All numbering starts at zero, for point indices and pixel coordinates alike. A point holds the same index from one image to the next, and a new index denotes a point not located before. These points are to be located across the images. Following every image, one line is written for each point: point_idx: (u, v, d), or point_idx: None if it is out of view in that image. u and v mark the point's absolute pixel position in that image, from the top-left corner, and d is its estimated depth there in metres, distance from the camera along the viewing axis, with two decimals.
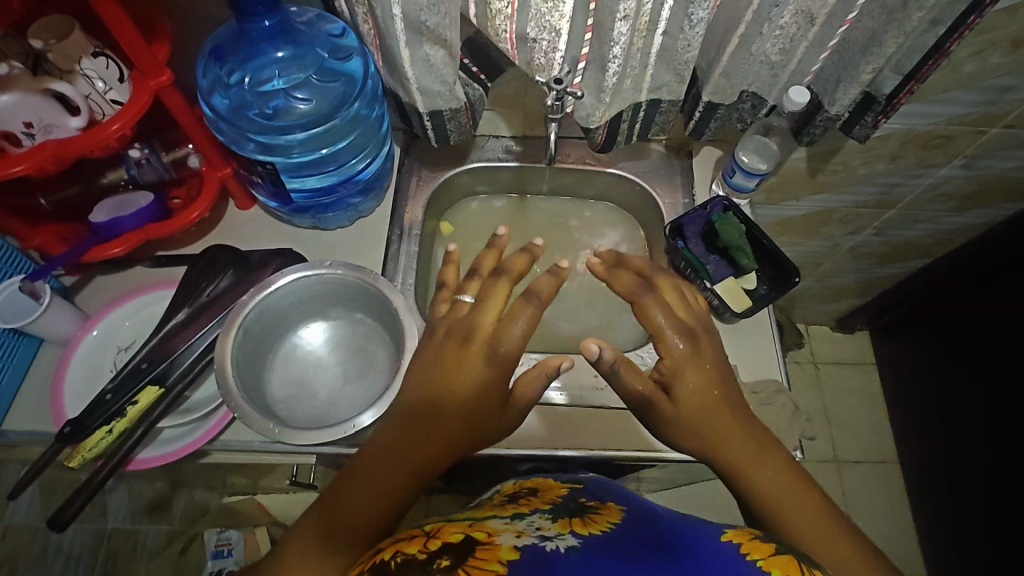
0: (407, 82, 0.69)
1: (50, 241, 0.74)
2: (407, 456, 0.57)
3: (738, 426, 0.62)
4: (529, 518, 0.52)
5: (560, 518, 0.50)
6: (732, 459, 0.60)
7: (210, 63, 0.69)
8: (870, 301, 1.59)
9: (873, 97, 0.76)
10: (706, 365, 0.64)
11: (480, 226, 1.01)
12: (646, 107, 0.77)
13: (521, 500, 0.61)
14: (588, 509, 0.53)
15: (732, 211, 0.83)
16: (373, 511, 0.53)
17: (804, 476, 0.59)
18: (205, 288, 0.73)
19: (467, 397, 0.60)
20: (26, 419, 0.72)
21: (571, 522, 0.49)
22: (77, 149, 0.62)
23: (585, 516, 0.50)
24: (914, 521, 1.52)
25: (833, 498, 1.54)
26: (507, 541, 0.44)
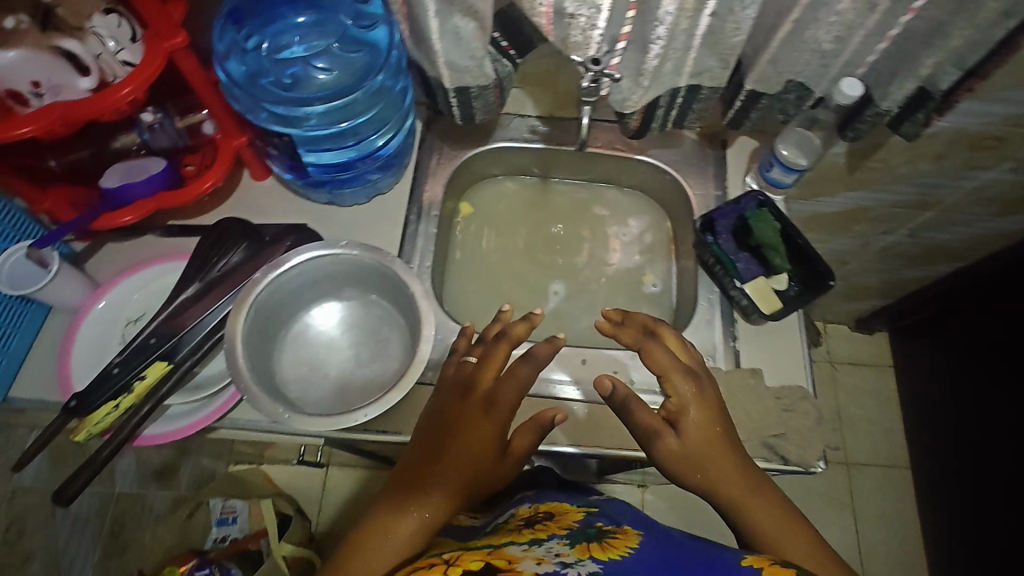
0: (433, 55, 0.65)
1: (60, 206, 0.72)
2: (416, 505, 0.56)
3: (738, 462, 0.61)
4: (549, 542, 0.54)
5: (576, 543, 0.54)
6: (731, 493, 0.59)
7: (228, 27, 0.65)
8: (895, 302, 1.54)
9: (929, 92, 0.71)
10: (710, 411, 0.62)
11: (501, 208, 0.98)
12: (684, 93, 0.73)
13: (538, 525, 0.60)
14: (605, 533, 0.56)
15: (766, 208, 0.79)
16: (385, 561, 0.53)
17: (808, 524, 0.57)
18: (218, 261, 0.71)
19: (465, 443, 0.58)
20: (34, 387, 0.71)
21: (588, 546, 0.53)
22: (87, 112, 0.59)
23: (602, 540, 0.54)
24: (921, 527, 1.50)
25: (840, 498, 1.52)
26: (527, 568, 0.47)
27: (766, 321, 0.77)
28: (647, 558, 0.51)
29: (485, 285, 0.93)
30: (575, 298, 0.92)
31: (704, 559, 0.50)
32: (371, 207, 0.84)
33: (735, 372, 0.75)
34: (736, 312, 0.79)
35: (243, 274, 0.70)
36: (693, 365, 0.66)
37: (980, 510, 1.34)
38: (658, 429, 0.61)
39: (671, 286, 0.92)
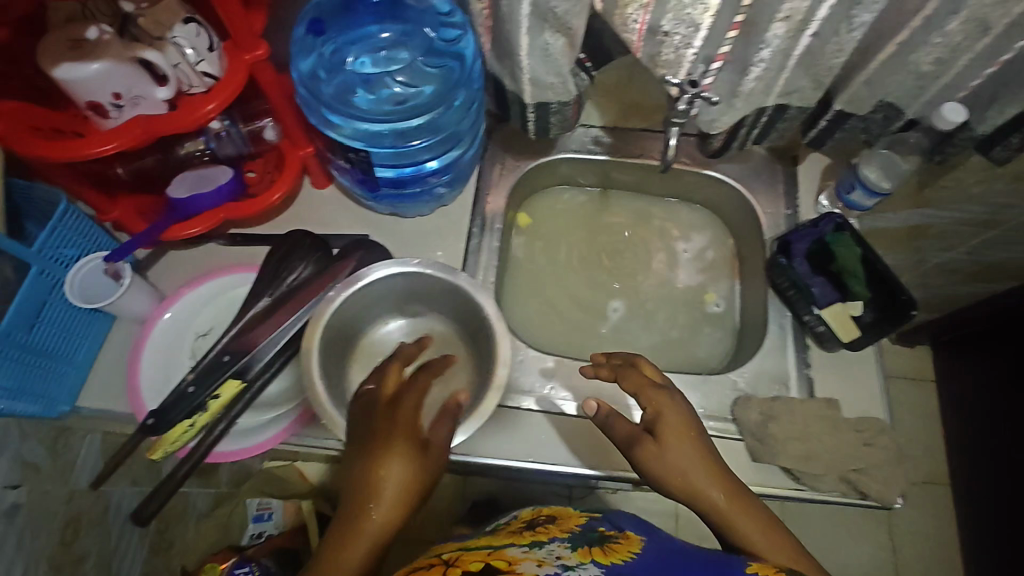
0: (519, 71, 0.62)
1: (128, 216, 0.71)
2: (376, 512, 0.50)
3: (716, 471, 0.57)
4: (550, 545, 0.52)
5: (579, 546, 0.52)
6: (711, 499, 0.55)
7: (309, 38, 0.63)
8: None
9: None
10: (682, 421, 0.59)
11: (560, 219, 0.96)
12: (770, 112, 0.69)
13: (538, 528, 0.57)
14: (608, 538, 0.54)
15: (846, 232, 0.76)
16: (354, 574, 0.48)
17: (785, 526, 0.55)
18: (287, 277, 0.69)
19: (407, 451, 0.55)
20: (102, 395, 0.72)
21: (589, 549, 0.51)
22: (169, 125, 0.59)
23: (603, 545, 0.52)
24: None
25: None
26: (529, 571, 0.46)
27: (842, 349, 0.74)
28: (651, 561, 0.50)
29: (541, 298, 0.91)
30: (635, 314, 0.90)
31: (705, 564, 0.48)
32: (433, 218, 0.81)
33: (810, 402, 0.72)
34: (809, 338, 0.77)
35: (313, 289, 0.68)
36: (671, 389, 0.64)
37: None
38: (637, 436, 0.59)
39: (735, 304, 0.90)
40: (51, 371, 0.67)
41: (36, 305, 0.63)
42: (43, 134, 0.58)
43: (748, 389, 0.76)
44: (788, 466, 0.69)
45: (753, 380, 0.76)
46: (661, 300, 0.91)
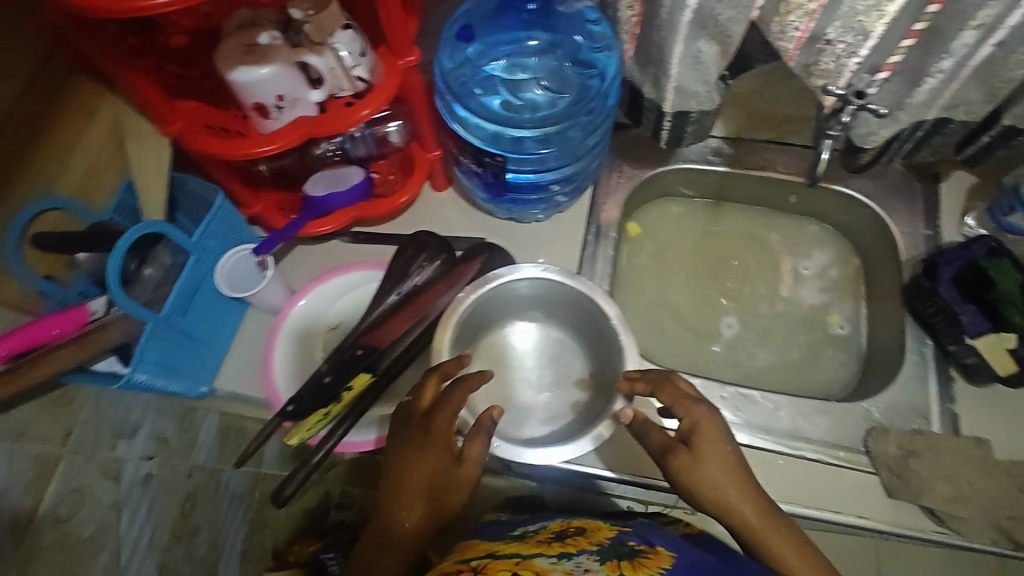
0: (665, 79, 0.61)
1: (268, 210, 0.75)
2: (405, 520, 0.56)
3: (752, 492, 0.52)
4: (578, 558, 0.52)
5: (608, 560, 0.52)
6: (744, 517, 0.51)
7: (457, 43, 0.65)
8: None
9: None
10: (716, 434, 0.53)
11: (675, 229, 0.92)
12: (928, 126, 0.65)
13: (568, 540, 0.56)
14: (638, 553, 0.53)
15: (1003, 257, 0.70)
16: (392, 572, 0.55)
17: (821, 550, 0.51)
18: (415, 275, 0.71)
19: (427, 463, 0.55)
20: (233, 379, 0.75)
21: (618, 564, 0.51)
22: (326, 129, 0.63)
23: (634, 559, 0.52)
24: None
25: None
26: None
27: (997, 383, 0.70)
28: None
29: (648, 310, 0.88)
30: (750, 333, 0.86)
31: None
32: (548, 224, 0.81)
33: (958, 440, 0.67)
34: (954, 370, 0.72)
35: (439, 290, 0.70)
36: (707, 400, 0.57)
37: None
38: (672, 446, 0.54)
39: (860, 329, 0.84)
40: (196, 356, 0.71)
41: (191, 293, 0.67)
42: (212, 133, 0.62)
43: (883, 420, 0.71)
44: (932, 506, 0.64)
45: (890, 413, 0.71)
46: (778, 320, 0.86)
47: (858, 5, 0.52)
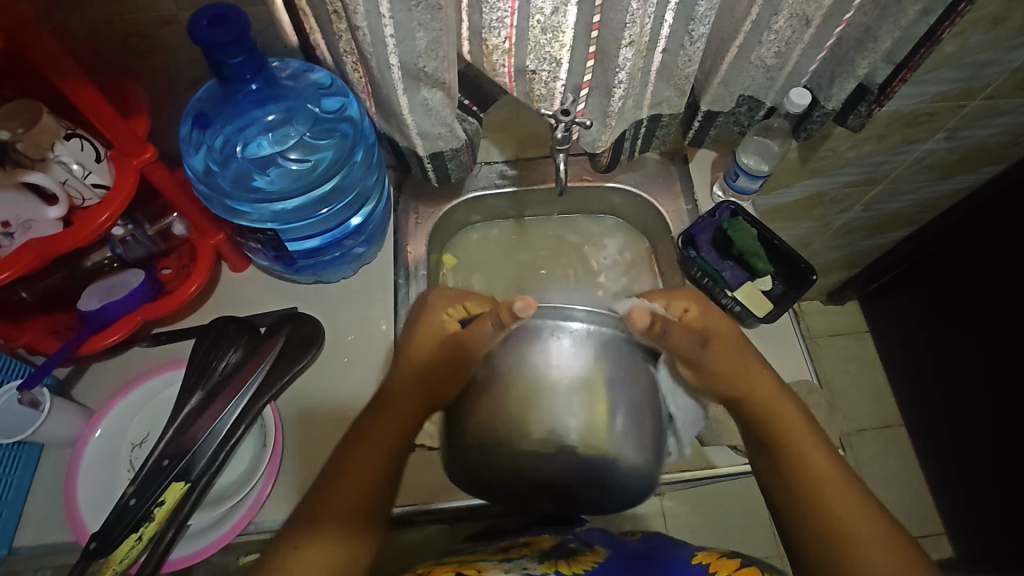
0: (405, 128, 0.66)
1: (39, 337, 0.69)
2: (334, 475, 0.61)
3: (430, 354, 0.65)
4: (519, 559, 0.63)
5: (546, 559, 0.63)
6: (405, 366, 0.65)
7: (195, 134, 0.65)
8: (873, 262, 1.62)
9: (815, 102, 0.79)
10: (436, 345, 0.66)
11: (485, 254, 0.99)
12: (647, 123, 0.76)
13: (515, 550, 0.67)
14: (572, 552, 0.65)
15: (740, 215, 0.83)
16: (365, 458, 0.61)
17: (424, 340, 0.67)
18: (216, 365, 0.69)
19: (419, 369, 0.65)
20: (38, 531, 0.67)
21: (556, 562, 0.62)
22: (62, 246, 0.58)
23: (569, 558, 0.64)
24: (895, 468, 1.60)
25: (857, 491, 1.57)
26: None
27: (761, 323, 0.81)
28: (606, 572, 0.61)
29: None
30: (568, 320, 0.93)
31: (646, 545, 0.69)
32: (357, 278, 0.83)
33: None
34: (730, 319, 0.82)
35: (242, 374, 0.68)
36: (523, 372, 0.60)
37: (969, 435, 1.48)
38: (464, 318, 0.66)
39: None
40: None
41: None
42: None
43: None
44: (734, 443, 0.73)
45: None
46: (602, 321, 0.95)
47: (540, 39, 0.59)
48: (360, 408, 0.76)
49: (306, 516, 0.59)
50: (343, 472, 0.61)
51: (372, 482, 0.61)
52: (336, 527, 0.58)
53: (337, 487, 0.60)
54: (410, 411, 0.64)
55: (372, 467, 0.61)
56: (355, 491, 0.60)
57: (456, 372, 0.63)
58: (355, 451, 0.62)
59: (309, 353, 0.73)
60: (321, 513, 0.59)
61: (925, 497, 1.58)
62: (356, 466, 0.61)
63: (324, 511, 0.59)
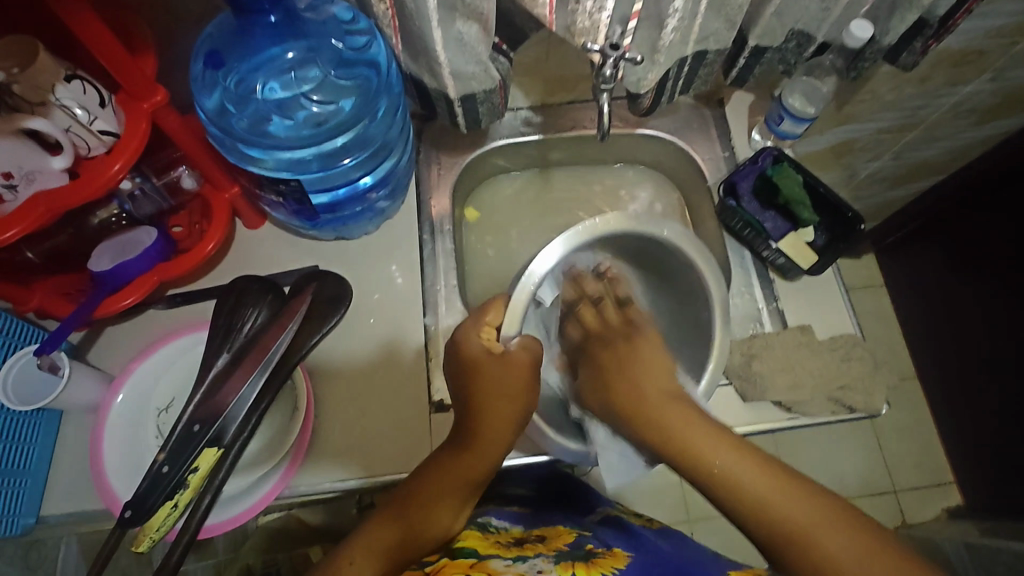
0: (437, 67, 0.60)
1: (50, 300, 0.65)
2: (411, 491, 0.61)
3: (523, 386, 0.62)
4: (534, 559, 0.57)
5: (562, 559, 0.57)
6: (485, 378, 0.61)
7: (209, 74, 0.60)
8: (895, 213, 1.58)
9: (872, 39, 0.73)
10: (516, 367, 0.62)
11: (509, 207, 0.95)
12: (691, 60, 0.70)
13: (529, 542, 0.64)
14: (594, 555, 0.59)
15: (784, 161, 0.79)
16: (451, 482, 0.61)
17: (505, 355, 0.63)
18: (242, 327, 0.66)
19: (517, 387, 0.61)
20: (65, 499, 0.65)
21: (573, 564, 0.56)
22: (75, 199, 0.54)
23: (590, 561, 0.57)
24: (908, 419, 1.61)
25: (870, 442, 1.58)
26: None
27: (804, 275, 0.78)
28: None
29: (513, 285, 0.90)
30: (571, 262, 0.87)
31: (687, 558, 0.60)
32: (379, 234, 0.79)
33: (787, 332, 0.74)
34: (771, 272, 0.79)
35: (270, 337, 0.64)
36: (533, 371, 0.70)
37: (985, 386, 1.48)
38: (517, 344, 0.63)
39: None
40: (4, 484, 0.61)
41: None
42: None
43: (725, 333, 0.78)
44: (779, 399, 0.71)
45: (729, 324, 0.78)
46: None
47: None
48: (387, 368, 0.73)
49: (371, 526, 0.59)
50: (415, 496, 0.61)
51: (455, 507, 0.61)
52: (391, 532, 0.58)
53: (408, 503, 0.60)
54: (499, 434, 0.61)
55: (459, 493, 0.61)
56: (436, 512, 0.60)
57: (521, 401, 0.61)
58: (433, 473, 0.62)
59: (337, 312, 0.68)
60: (386, 527, 0.58)
61: (935, 447, 1.60)
62: (444, 492, 0.61)
63: (393, 521, 0.59)
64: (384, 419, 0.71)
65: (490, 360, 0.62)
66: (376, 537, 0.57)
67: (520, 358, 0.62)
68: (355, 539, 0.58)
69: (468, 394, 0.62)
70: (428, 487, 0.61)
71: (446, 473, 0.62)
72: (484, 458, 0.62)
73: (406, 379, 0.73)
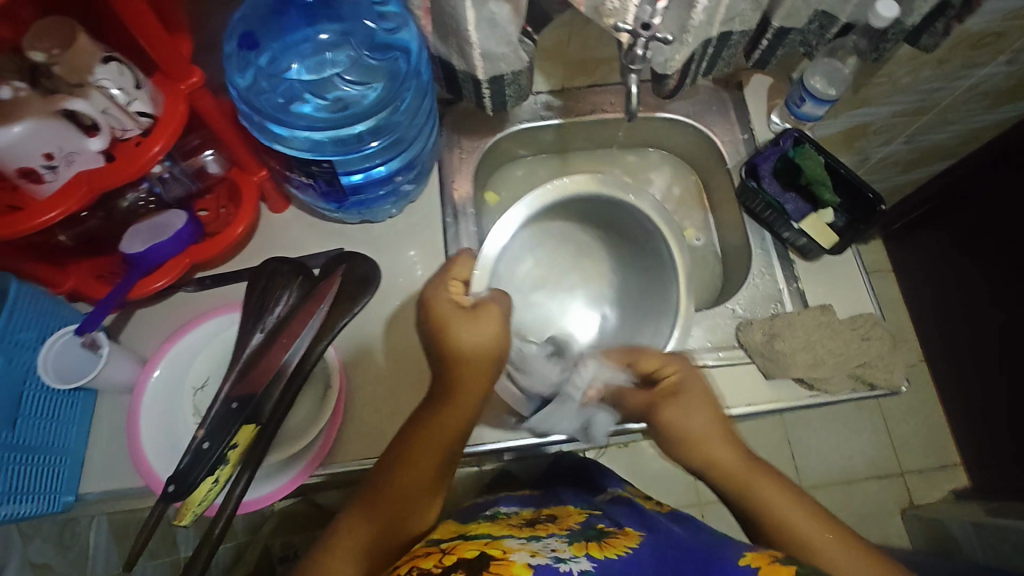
0: (468, 47, 0.61)
1: (84, 280, 0.67)
2: (391, 462, 0.59)
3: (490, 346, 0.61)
4: (547, 539, 0.56)
5: (576, 541, 0.56)
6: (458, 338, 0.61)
7: (242, 54, 0.60)
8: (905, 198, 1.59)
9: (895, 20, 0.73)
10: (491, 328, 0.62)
11: (528, 191, 0.95)
12: (716, 42, 0.70)
13: (542, 522, 0.64)
14: (607, 534, 0.58)
15: (805, 142, 0.80)
16: (429, 447, 0.59)
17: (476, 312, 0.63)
18: (274, 308, 0.66)
19: (485, 344, 0.61)
20: (103, 477, 0.66)
21: (586, 543, 0.55)
22: (116, 180, 0.55)
23: (602, 540, 0.56)
24: (916, 402, 1.63)
25: (878, 425, 1.60)
26: (519, 558, 0.50)
27: (825, 255, 0.79)
28: (643, 558, 0.53)
29: None
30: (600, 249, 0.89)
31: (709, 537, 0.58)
32: (404, 217, 0.80)
33: (808, 312, 0.75)
34: (792, 252, 0.80)
35: (302, 317, 0.65)
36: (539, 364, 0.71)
37: None
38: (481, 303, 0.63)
39: (713, 238, 0.93)
40: (46, 463, 0.62)
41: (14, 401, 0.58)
42: None
43: (747, 313, 0.78)
44: (802, 377, 0.72)
45: (750, 305, 0.79)
46: None
47: None
48: (415, 348, 0.74)
49: (359, 507, 0.57)
50: (395, 464, 0.59)
51: (433, 471, 0.59)
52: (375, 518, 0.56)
53: (387, 479, 0.58)
54: (476, 391, 0.61)
55: (437, 454, 0.59)
56: (413, 479, 0.58)
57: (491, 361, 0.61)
58: (411, 439, 0.60)
59: (366, 295, 0.67)
60: (372, 511, 0.56)
61: (942, 430, 1.62)
62: (421, 458, 0.59)
63: (380, 504, 0.57)
64: (412, 400, 0.72)
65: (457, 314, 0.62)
66: (361, 521, 0.56)
67: (489, 315, 0.62)
68: (346, 523, 0.56)
69: (440, 354, 0.62)
70: (407, 453, 0.59)
71: (422, 435, 0.60)
72: (461, 413, 0.60)
73: (434, 360, 0.74)
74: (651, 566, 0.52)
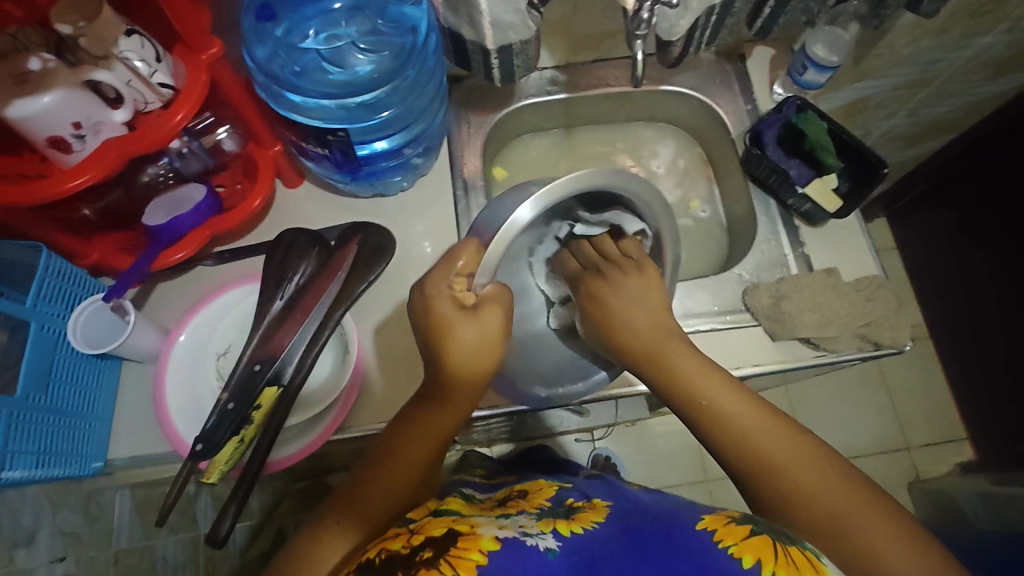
0: (477, 15, 0.62)
1: (109, 253, 0.69)
2: (379, 461, 0.60)
3: (491, 351, 0.59)
4: (517, 516, 0.56)
5: (545, 516, 0.55)
6: (456, 339, 0.58)
7: (259, 24, 0.62)
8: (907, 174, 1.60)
9: None
10: (490, 332, 0.59)
11: (535, 166, 0.97)
12: (719, 9, 0.72)
13: (512, 501, 0.63)
14: (576, 509, 0.57)
15: (808, 109, 0.81)
16: (415, 445, 0.61)
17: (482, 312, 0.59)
18: (293, 276, 0.68)
19: (478, 346, 0.58)
20: (130, 443, 0.68)
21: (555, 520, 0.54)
22: (145, 145, 0.56)
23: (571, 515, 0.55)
24: (921, 377, 1.64)
25: (883, 401, 1.62)
26: (487, 532, 0.49)
27: (830, 220, 0.80)
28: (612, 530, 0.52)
29: None
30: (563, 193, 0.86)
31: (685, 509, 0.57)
32: (415, 190, 0.81)
33: (814, 275, 0.77)
34: (797, 219, 0.82)
35: (319, 286, 0.67)
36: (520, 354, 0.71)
37: None
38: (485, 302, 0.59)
39: (718, 208, 0.95)
40: (76, 427, 0.64)
41: (46, 366, 0.60)
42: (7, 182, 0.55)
43: (753, 277, 0.80)
44: (808, 337, 0.74)
45: (756, 270, 0.80)
46: None
47: None
48: None
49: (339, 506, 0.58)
50: (382, 466, 0.60)
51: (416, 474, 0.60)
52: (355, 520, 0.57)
53: (373, 481, 0.59)
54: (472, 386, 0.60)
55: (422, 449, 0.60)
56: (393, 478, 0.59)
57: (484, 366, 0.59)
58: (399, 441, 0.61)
59: (380, 263, 0.70)
60: (352, 508, 0.58)
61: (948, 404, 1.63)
62: (406, 454, 0.60)
63: (356, 507, 0.58)
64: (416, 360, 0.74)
65: (459, 316, 0.58)
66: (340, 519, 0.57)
67: (492, 316, 0.59)
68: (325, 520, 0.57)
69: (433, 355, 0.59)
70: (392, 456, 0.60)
71: (414, 429, 0.61)
72: (450, 412, 0.61)
73: None
74: (616, 536, 0.50)
